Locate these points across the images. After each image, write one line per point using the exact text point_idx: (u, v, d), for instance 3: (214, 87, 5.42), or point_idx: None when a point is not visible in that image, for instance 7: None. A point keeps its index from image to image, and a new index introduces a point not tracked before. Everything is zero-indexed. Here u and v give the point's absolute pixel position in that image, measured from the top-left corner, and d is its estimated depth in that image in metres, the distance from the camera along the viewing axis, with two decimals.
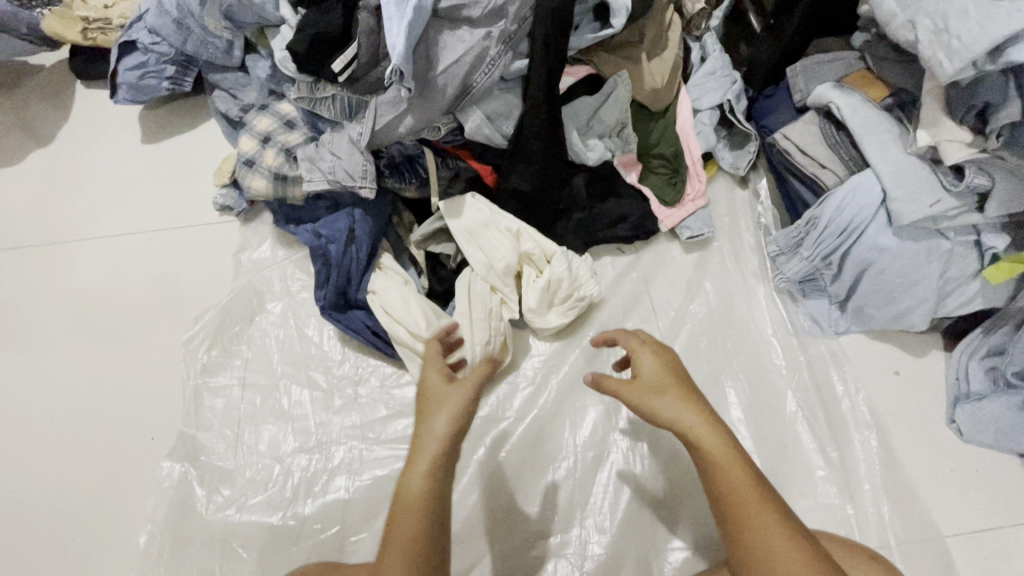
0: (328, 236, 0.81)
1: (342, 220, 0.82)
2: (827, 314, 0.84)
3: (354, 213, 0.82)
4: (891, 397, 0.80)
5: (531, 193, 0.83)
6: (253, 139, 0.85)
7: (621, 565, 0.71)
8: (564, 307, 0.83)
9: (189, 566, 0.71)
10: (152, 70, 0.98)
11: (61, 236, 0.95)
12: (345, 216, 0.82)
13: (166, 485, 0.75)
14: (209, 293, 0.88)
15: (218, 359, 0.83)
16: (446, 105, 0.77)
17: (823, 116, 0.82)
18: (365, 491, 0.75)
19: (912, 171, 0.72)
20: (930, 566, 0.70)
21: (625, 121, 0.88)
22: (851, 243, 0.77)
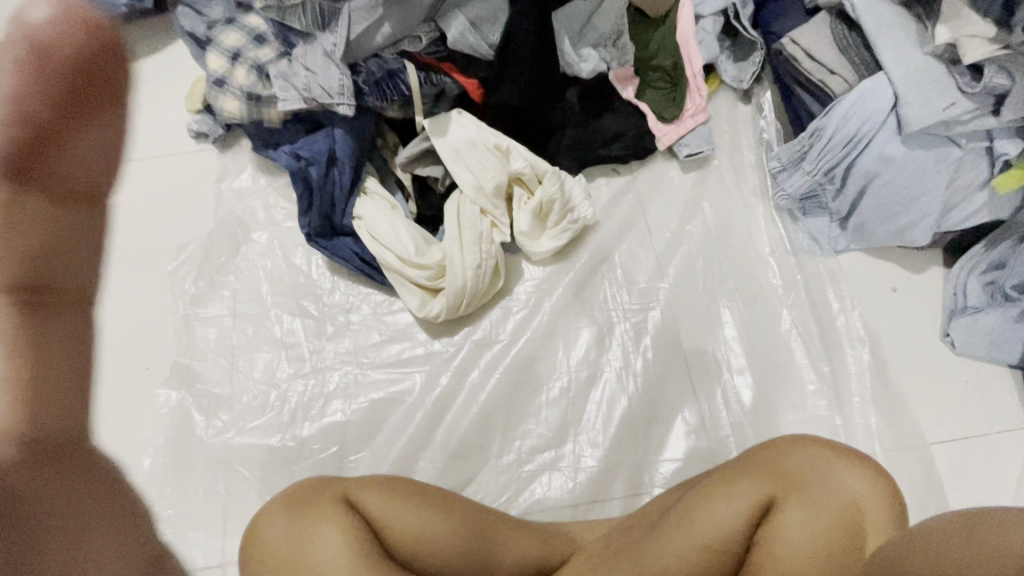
0: (308, 157, 0.77)
1: (321, 140, 0.78)
2: (827, 232, 0.82)
3: (333, 133, 0.78)
4: (887, 313, 0.80)
5: (521, 108, 0.79)
6: (222, 56, 0.79)
7: (614, 476, 0.73)
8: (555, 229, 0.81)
9: (194, 486, 0.72)
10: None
11: None
12: (324, 137, 0.78)
13: (165, 412, 0.76)
14: (192, 223, 0.86)
15: (207, 289, 0.82)
16: (425, 11, 0.74)
17: (834, 16, 0.76)
18: (362, 413, 0.76)
19: (925, 74, 0.68)
20: (914, 472, 0.72)
21: (621, 29, 0.82)
22: (856, 155, 0.74)
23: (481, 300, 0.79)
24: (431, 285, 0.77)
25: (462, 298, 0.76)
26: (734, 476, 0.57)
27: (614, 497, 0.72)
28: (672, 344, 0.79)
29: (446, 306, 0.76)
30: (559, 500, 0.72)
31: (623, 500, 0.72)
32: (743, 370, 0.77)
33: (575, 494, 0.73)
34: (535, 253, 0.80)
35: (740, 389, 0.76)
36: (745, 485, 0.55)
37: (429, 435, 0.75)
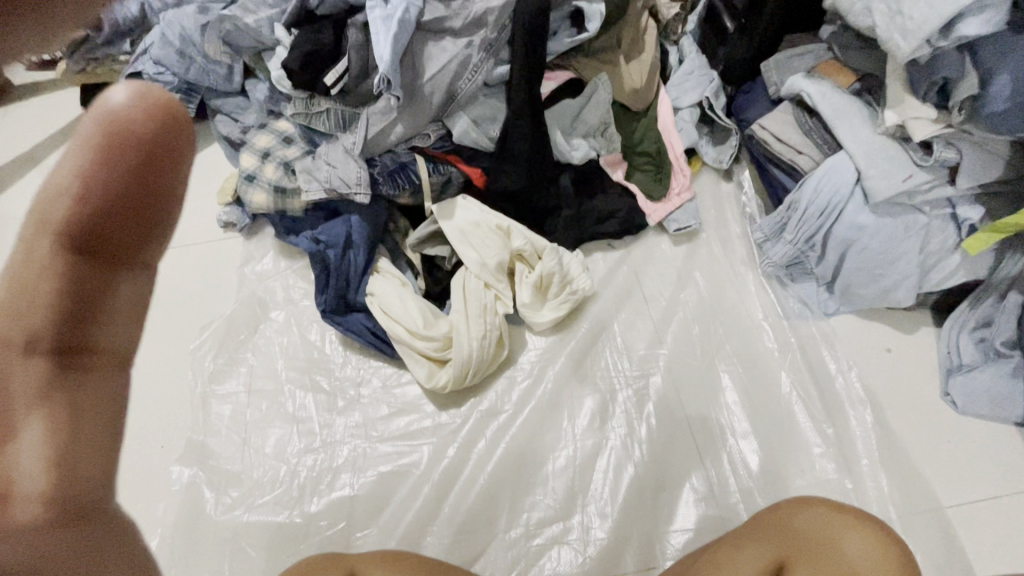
0: (327, 242, 0.85)
1: (338, 226, 0.85)
2: (816, 297, 0.86)
3: (350, 219, 0.86)
4: (884, 372, 0.81)
5: (519, 192, 0.86)
6: (253, 156, 0.90)
7: (625, 549, 0.72)
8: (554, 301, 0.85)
9: (200, 567, 0.72)
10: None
11: None
12: (342, 223, 0.85)
13: (177, 489, 0.77)
14: (216, 305, 0.92)
15: (225, 367, 0.86)
16: (433, 112, 0.82)
17: (795, 104, 0.85)
18: (369, 487, 0.77)
19: (883, 152, 0.75)
20: (933, 538, 0.70)
21: (607, 121, 0.92)
22: (831, 224, 0.80)
23: (487, 370, 0.82)
24: (440, 357, 0.81)
25: (468, 368, 0.79)
26: (748, 538, 0.57)
27: (626, 572, 0.70)
28: (675, 409, 0.80)
29: (453, 377, 0.79)
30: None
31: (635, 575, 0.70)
32: (747, 434, 0.78)
33: (585, 569, 0.71)
34: (538, 325, 0.83)
35: (746, 454, 0.76)
36: (751, 551, 0.55)
37: (436, 508, 0.75)
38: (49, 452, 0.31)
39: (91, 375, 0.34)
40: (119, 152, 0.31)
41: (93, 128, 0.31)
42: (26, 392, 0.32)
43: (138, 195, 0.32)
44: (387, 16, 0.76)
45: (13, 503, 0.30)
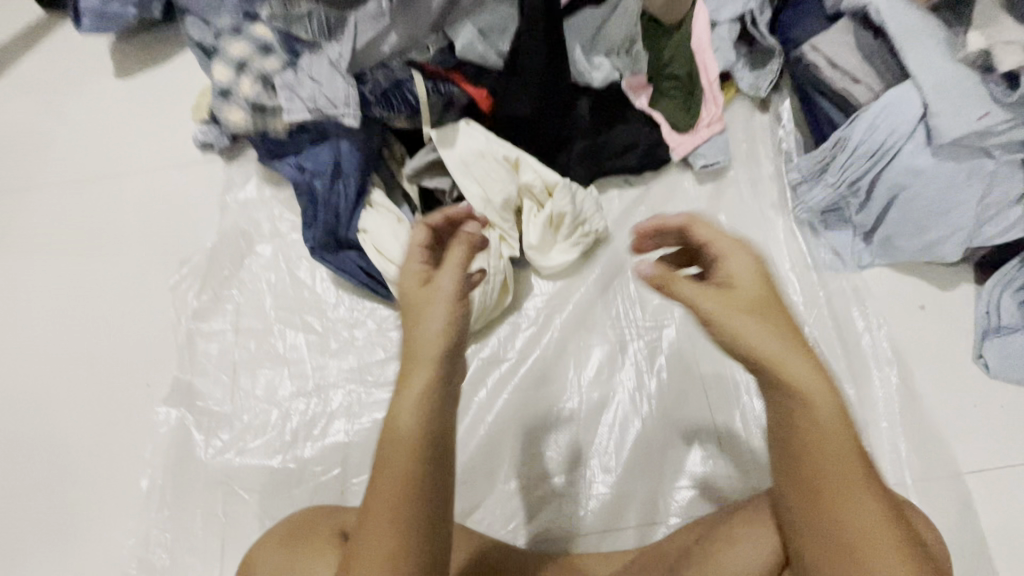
0: (312, 170, 0.76)
1: (326, 152, 0.76)
2: (851, 247, 0.78)
3: (339, 145, 0.76)
4: (914, 332, 0.76)
5: (530, 118, 0.76)
6: (227, 67, 0.79)
7: (627, 504, 0.70)
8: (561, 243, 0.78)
9: (192, 508, 0.70)
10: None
11: (32, 180, 0.91)
12: (330, 148, 0.76)
13: (164, 431, 0.73)
14: (196, 236, 0.85)
15: (210, 304, 0.80)
16: (433, 19, 0.72)
17: (857, 21, 0.73)
18: (364, 434, 0.74)
19: (955, 84, 0.64)
20: (948, 504, 0.67)
21: (633, 37, 0.80)
22: (882, 167, 0.70)
23: (490, 316, 0.76)
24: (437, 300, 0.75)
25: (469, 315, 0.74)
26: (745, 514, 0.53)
27: (627, 527, 0.69)
28: (689, 363, 0.75)
29: None
30: (569, 528, 0.69)
31: (637, 529, 0.69)
32: (763, 392, 0.73)
33: (586, 522, 0.69)
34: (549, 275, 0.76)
35: (759, 413, 0.73)
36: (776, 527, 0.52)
37: None
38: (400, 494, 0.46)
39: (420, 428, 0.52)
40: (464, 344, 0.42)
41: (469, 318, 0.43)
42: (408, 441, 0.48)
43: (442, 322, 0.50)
44: None
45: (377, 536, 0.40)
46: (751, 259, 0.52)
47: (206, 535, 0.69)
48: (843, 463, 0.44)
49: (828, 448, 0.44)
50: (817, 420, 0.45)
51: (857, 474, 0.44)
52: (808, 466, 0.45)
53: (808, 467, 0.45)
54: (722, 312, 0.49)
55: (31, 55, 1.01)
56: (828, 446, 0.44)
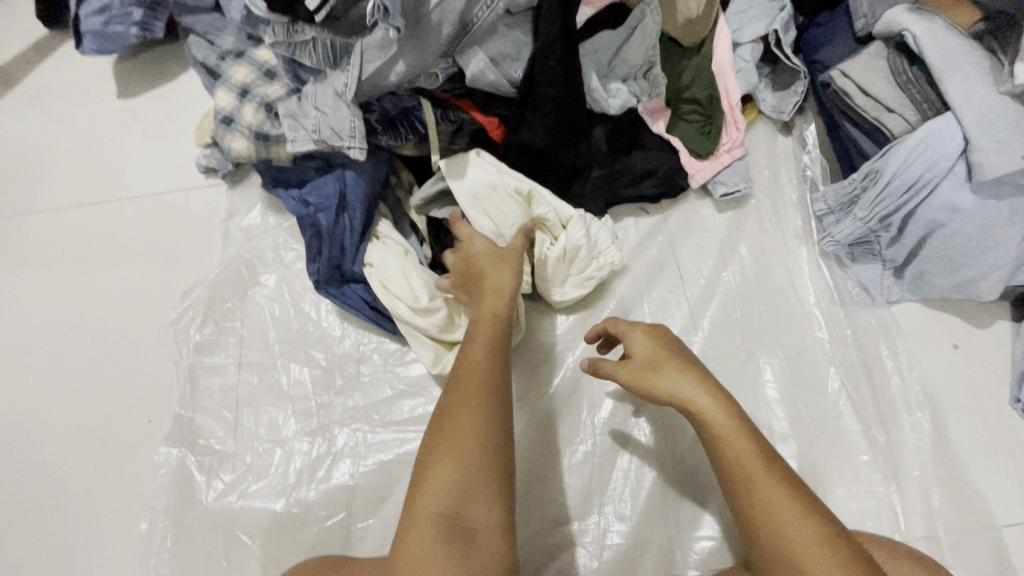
0: (317, 204, 0.73)
1: (331, 183, 0.73)
2: (879, 282, 0.75)
3: (344, 176, 0.74)
4: (946, 373, 0.72)
5: (545, 148, 0.72)
6: (229, 92, 0.76)
7: (643, 555, 0.67)
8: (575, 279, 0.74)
9: (192, 553, 0.68)
10: (117, 14, 0.88)
11: (33, 205, 0.89)
12: (335, 179, 0.74)
13: (164, 471, 0.71)
14: (199, 265, 0.82)
15: (212, 337, 0.78)
16: (442, 46, 0.67)
17: (891, 46, 0.69)
18: (370, 476, 0.71)
19: (998, 117, 0.60)
20: (984, 559, 0.64)
21: (653, 60, 0.76)
22: (918, 202, 0.66)
23: None
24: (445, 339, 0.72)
25: None
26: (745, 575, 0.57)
27: None
28: None
29: None
30: None
31: None
32: (786, 437, 0.70)
33: (600, 573, 0.66)
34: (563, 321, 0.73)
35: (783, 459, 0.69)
36: None
37: None
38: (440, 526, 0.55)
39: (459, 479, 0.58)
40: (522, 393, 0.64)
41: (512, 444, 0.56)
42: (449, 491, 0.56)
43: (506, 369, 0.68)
44: None
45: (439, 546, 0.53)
46: (650, 333, 0.62)
47: None
48: (797, 524, 0.48)
49: (775, 513, 0.49)
50: (755, 485, 0.51)
51: (811, 530, 0.48)
52: (760, 530, 0.50)
53: (766, 535, 0.49)
54: (647, 375, 0.59)
55: (35, 75, 0.99)
56: (780, 515, 0.49)
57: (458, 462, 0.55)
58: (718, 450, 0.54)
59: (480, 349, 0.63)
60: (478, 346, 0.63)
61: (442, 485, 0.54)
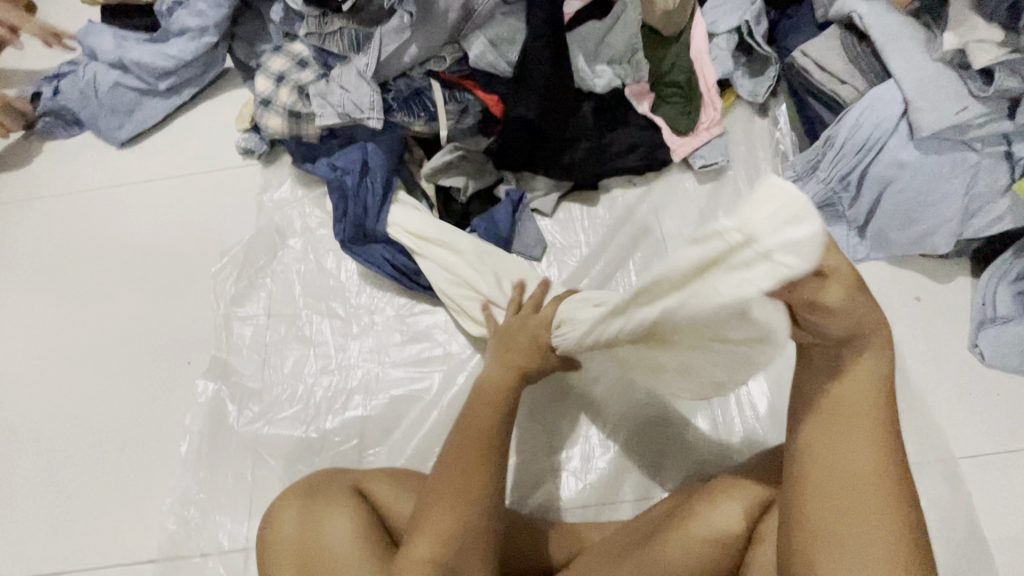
0: (344, 167, 0.84)
1: (355, 152, 0.85)
2: (846, 242, 0.81)
3: (366, 146, 0.85)
4: (909, 322, 0.78)
5: (535, 121, 0.83)
6: (268, 79, 0.88)
7: (624, 479, 0.74)
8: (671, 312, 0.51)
9: (224, 472, 0.77)
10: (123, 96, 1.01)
11: (92, 182, 1.00)
12: (358, 149, 0.85)
13: (202, 401, 0.81)
14: (236, 231, 0.94)
15: (245, 290, 0.88)
16: (448, 32, 0.80)
17: (844, 29, 0.78)
18: (380, 409, 0.80)
19: (934, 81, 0.68)
20: (939, 484, 0.69)
21: (635, 46, 0.86)
22: (869, 161, 0.74)
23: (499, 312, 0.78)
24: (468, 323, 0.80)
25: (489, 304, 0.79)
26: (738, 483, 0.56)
27: (624, 500, 0.73)
28: None
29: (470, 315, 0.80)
30: (566, 501, 0.73)
31: (633, 503, 0.73)
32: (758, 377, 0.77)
33: (584, 495, 0.74)
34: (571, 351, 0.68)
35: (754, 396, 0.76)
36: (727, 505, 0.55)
37: (443, 432, 0.79)
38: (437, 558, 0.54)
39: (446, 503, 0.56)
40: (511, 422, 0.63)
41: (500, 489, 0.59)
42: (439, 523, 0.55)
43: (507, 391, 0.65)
44: None
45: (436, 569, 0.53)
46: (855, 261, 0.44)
47: (235, 496, 0.76)
48: (855, 445, 0.46)
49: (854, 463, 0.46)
50: (852, 406, 0.46)
51: (874, 446, 0.46)
52: (821, 436, 0.47)
53: (812, 439, 0.47)
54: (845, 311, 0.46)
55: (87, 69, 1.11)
56: (857, 449, 0.46)
57: (457, 508, 0.56)
58: (854, 374, 0.46)
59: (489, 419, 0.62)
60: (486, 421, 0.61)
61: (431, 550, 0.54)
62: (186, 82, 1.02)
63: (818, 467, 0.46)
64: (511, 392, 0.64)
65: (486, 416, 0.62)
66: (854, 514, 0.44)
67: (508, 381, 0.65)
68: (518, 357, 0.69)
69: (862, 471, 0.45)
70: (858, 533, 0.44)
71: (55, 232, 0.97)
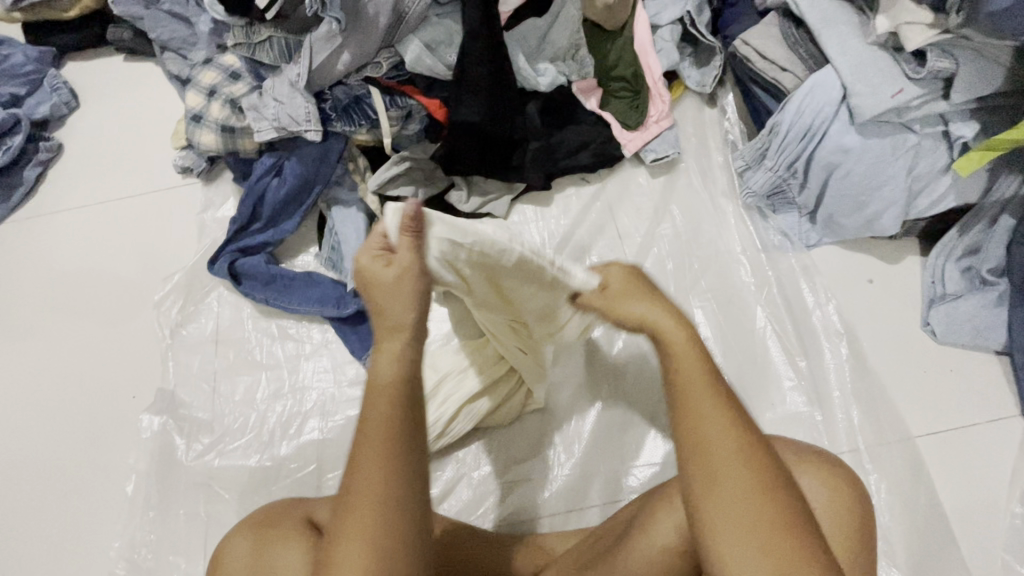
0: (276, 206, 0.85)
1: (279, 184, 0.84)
2: (797, 228, 0.82)
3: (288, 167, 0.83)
4: (863, 305, 0.78)
5: (481, 124, 0.79)
6: (198, 94, 0.84)
7: (590, 484, 0.73)
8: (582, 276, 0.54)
9: (175, 509, 0.73)
10: None
11: (19, 212, 0.95)
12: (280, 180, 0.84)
13: (147, 437, 0.77)
14: (178, 255, 0.90)
15: (190, 316, 0.85)
16: (381, 38, 0.76)
17: (783, 16, 0.77)
18: (338, 431, 0.77)
19: (872, 65, 0.68)
20: (899, 466, 0.69)
21: (578, 42, 0.85)
22: (814, 148, 0.74)
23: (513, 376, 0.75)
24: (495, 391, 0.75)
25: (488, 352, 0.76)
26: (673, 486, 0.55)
27: (591, 506, 0.72)
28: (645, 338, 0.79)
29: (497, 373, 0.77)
30: (533, 513, 0.72)
31: (601, 508, 0.72)
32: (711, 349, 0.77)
33: (551, 504, 0.72)
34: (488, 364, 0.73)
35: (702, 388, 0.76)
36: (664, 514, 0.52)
37: None
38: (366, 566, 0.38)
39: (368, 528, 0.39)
40: (404, 356, 0.44)
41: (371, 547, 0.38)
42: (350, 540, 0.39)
43: (403, 353, 0.45)
44: None
45: None
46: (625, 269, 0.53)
47: (188, 535, 0.72)
48: (715, 424, 0.41)
49: (717, 449, 0.40)
50: (695, 385, 0.43)
51: (730, 429, 0.41)
52: (685, 433, 0.42)
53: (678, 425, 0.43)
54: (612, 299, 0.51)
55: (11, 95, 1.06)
56: (712, 430, 0.41)
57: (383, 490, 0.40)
58: (673, 361, 0.45)
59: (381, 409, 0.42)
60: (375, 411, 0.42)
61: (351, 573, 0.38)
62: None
63: (698, 457, 0.41)
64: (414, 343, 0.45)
65: (376, 439, 0.41)
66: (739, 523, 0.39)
67: (399, 376, 0.43)
68: (393, 365, 0.44)
69: (719, 451, 0.40)
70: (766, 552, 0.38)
71: None
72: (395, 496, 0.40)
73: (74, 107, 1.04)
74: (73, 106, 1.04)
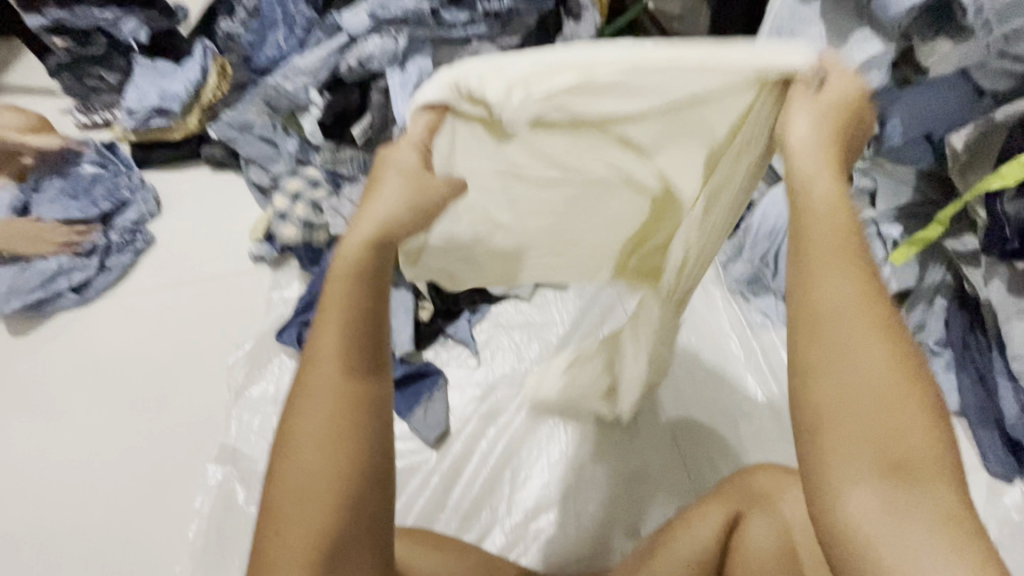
0: None
1: None
2: (776, 309, 0.97)
3: None
4: None
5: None
6: (284, 197, 1.04)
7: (613, 529, 0.81)
8: (551, 90, 0.47)
9: (232, 553, 0.81)
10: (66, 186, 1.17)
11: (110, 291, 1.11)
12: None
13: (212, 484, 0.86)
14: (247, 328, 1.04)
15: (254, 378, 0.97)
16: None
17: None
18: None
19: None
20: None
21: None
22: (780, 244, 0.93)
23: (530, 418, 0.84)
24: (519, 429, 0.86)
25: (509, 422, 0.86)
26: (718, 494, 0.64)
27: (616, 549, 0.80)
28: (649, 392, 0.92)
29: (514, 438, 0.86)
30: (564, 556, 0.79)
31: (624, 551, 0.79)
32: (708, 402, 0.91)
33: (580, 547, 0.80)
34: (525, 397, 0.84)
35: (706, 442, 0.87)
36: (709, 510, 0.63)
37: (443, 497, 0.85)
38: (333, 417, 0.39)
39: (334, 371, 0.40)
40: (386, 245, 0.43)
41: (335, 398, 0.40)
42: (325, 384, 0.40)
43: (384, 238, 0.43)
44: (405, 82, 0.94)
45: (317, 446, 0.39)
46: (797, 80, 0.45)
47: None
48: (844, 292, 0.37)
49: (840, 316, 0.36)
50: (823, 246, 0.38)
51: (865, 307, 0.36)
52: (800, 300, 0.38)
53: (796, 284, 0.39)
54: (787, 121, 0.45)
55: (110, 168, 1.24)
56: (830, 293, 0.37)
57: (352, 346, 0.41)
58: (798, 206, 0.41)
59: (344, 287, 0.41)
60: (342, 284, 0.41)
61: (320, 424, 0.39)
62: (36, 271, 1.05)
63: (817, 325, 0.37)
64: (366, 278, 0.41)
65: (336, 316, 0.40)
66: (871, 390, 0.34)
67: (353, 272, 0.41)
68: (362, 247, 0.42)
69: (848, 320, 0.36)
70: (880, 430, 0.34)
71: (72, 336, 1.04)
72: (364, 355, 0.41)
73: (155, 216, 1.22)
74: (155, 214, 1.22)
